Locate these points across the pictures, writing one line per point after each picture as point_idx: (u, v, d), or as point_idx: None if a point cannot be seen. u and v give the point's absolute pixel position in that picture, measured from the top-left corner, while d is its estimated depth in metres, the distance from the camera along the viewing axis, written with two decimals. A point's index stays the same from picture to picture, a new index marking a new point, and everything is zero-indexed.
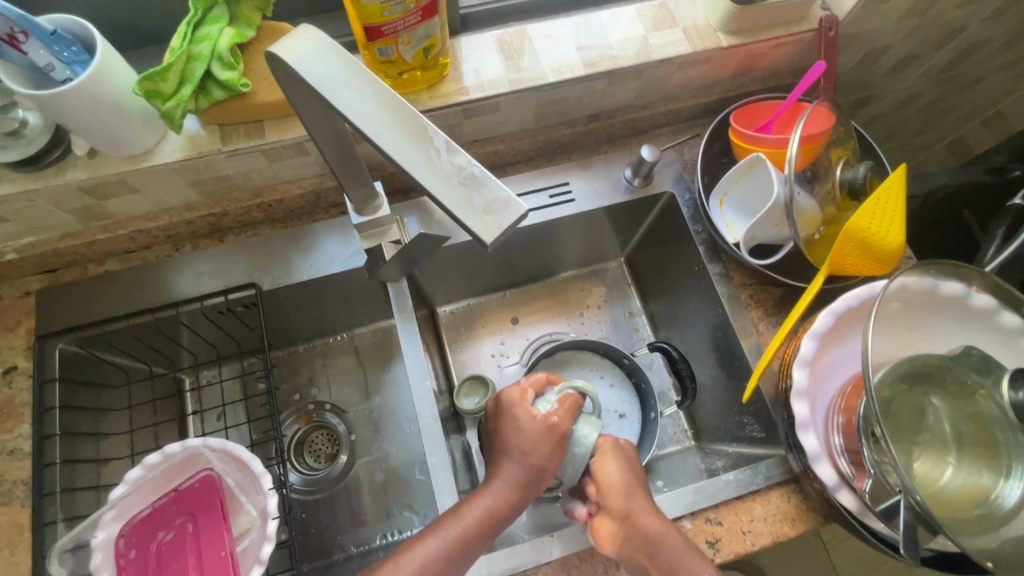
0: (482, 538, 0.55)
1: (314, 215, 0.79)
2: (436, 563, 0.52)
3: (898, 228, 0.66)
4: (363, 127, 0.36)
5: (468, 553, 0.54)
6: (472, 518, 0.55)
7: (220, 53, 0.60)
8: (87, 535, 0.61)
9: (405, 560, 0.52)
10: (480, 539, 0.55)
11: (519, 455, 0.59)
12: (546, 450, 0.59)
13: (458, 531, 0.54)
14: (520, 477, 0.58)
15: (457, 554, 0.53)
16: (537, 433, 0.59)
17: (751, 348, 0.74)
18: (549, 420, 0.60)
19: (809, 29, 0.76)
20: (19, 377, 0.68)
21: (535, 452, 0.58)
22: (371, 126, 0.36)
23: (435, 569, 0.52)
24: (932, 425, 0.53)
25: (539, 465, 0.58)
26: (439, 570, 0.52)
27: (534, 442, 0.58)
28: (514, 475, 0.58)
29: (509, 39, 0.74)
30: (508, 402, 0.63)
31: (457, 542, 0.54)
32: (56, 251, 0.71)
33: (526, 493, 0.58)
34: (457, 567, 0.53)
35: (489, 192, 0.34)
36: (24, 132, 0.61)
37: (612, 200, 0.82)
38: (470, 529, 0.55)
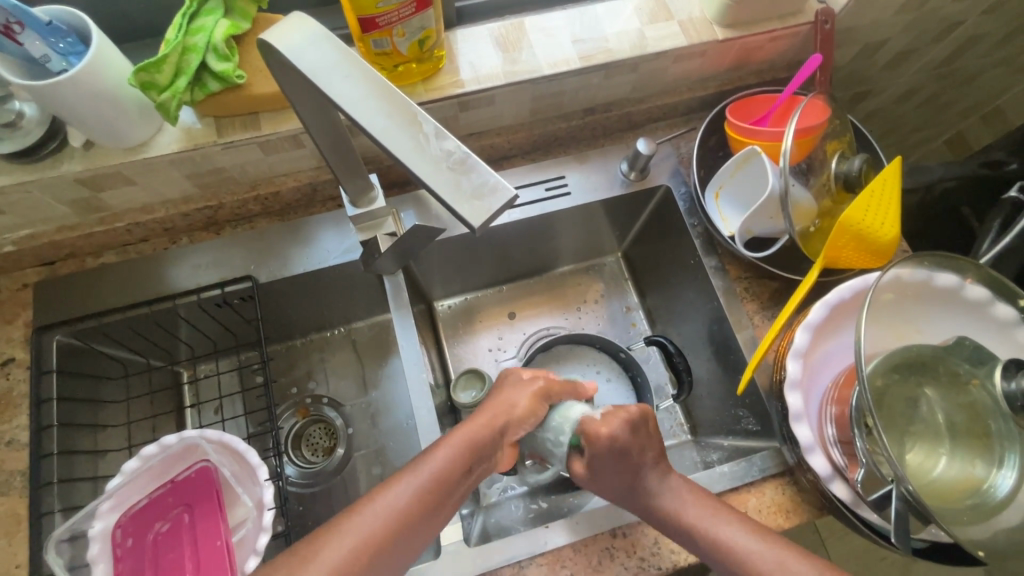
0: (456, 479, 0.53)
1: (311, 208, 0.79)
2: (412, 500, 0.51)
3: (893, 221, 0.66)
4: (354, 114, 0.36)
5: (443, 492, 0.52)
6: (445, 456, 0.54)
7: (214, 44, 0.60)
8: (84, 525, 0.61)
9: (378, 503, 0.50)
10: (456, 481, 0.53)
11: (495, 406, 0.60)
12: (529, 416, 0.60)
13: (433, 470, 0.52)
14: (489, 420, 0.58)
15: (432, 491, 0.51)
16: (520, 404, 0.60)
17: (746, 341, 0.74)
18: (526, 387, 0.62)
19: (805, 22, 0.76)
20: (16, 369, 0.69)
21: (520, 416, 0.60)
22: (362, 112, 0.36)
23: (413, 505, 0.50)
24: (925, 416, 0.53)
25: (514, 424, 0.60)
26: (416, 510, 0.50)
27: (516, 408, 0.60)
28: (483, 422, 0.58)
29: (505, 32, 0.74)
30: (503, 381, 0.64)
31: (433, 481, 0.52)
32: (54, 244, 0.71)
33: (497, 439, 0.58)
34: (434, 505, 0.52)
35: (477, 177, 0.34)
36: (20, 124, 0.61)
37: (608, 194, 0.82)
38: (445, 468, 0.53)
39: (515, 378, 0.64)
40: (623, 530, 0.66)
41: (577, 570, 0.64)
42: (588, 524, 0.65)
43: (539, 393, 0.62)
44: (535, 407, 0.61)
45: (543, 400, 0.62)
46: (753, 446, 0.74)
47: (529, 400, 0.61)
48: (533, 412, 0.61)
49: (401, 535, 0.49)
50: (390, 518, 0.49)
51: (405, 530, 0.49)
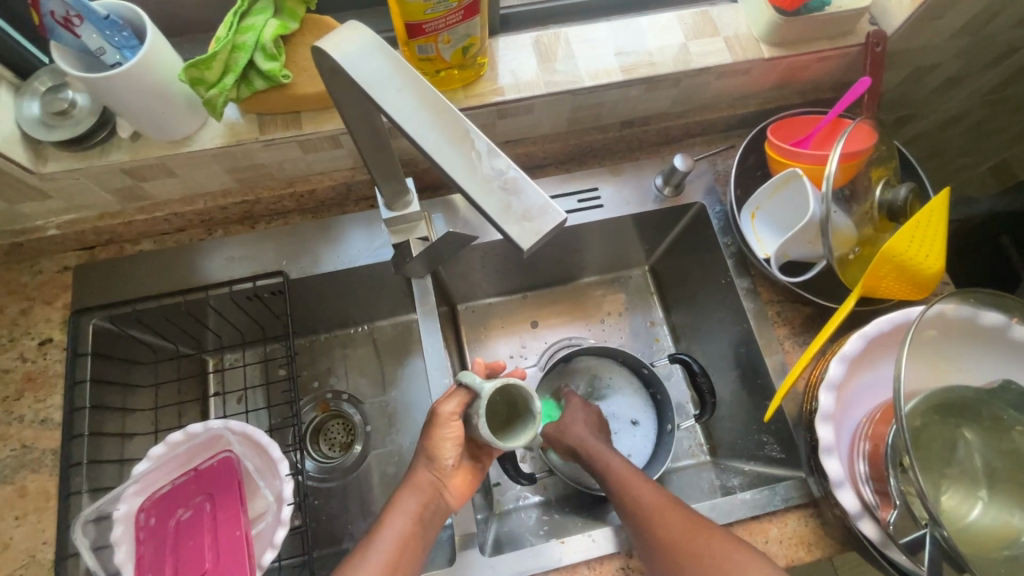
0: (415, 539, 0.59)
1: (344, 207, 0.80)
2: (383, 565, 0.56)
3: (938, 254, 0.64)
4: (406, 126, 0.36)
5: (409, 552, 0.58)
6: (399, 522, 0.59)
7: (263, 43, 0.61)
8: (109, 508, 0.62)
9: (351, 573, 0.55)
10: (417, 541, 0.59)
11: (418, 464, 0.63)
12: (451, 447, 0.62)
13: (391, 536, 0.58)
14: (427, 475, 0.62)
15: (398, 550, 0.57)
16: (446, 452, 0.62)
17: (775, 366, 0.73)
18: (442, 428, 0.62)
19: (855, 43, 0.74)
20: (53, 350, 0.71)
21: (445, 458, 0.62)
22: (414, 125, 0.36)
23: (384, 570, 0.55)
24: (963, 460, 0.51)
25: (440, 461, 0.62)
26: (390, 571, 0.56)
27: (438, 453, 0.62)
28: (424, 475, 0.62)
29: (547, 41, 0.73)
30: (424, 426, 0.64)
31: (396, 545, 0.57)
32: (95, 230, 0.73)
33: (439, 486, 0.62)
34: (409, 560, 0.57)
35: (527, 198, 0.34)
36: (72, 113, 0.63)
37: (641, 208, 0.81)
38: (401, 534, 0.58)
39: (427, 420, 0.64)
40: (639, 551, 0.65)
41: None
42: (605, 542, 0.65)
43: (453, 424, 0.61)
44: (456, 441, 0.62)
45: (456, 420, 0.61)
46: (776, 473, 0.73)
47: (445, 441, 0.62)
48: (444, 454, 0.62)
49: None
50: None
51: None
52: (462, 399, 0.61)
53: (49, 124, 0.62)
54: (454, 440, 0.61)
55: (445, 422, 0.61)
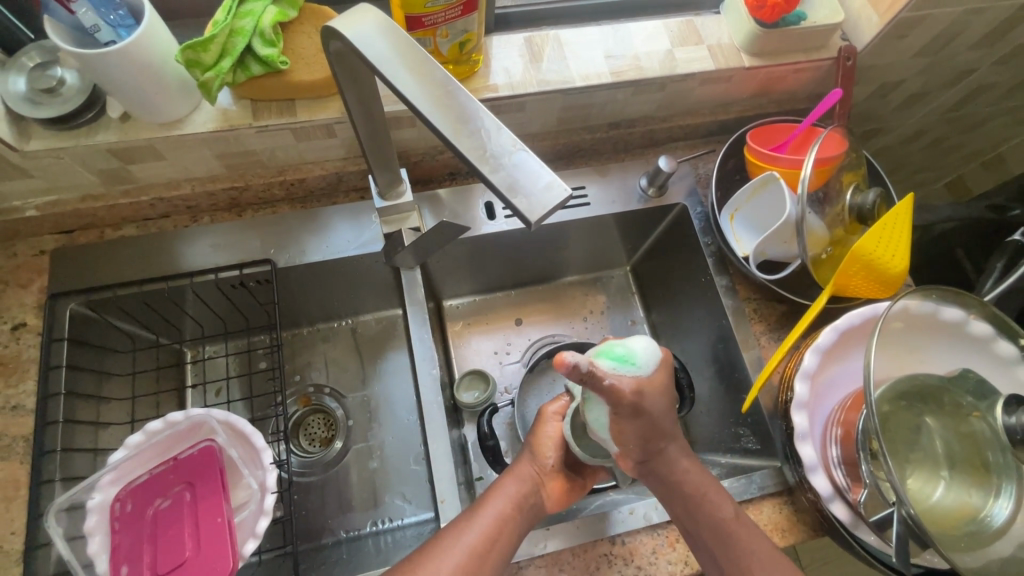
0: (508, 526, 0.58)
1: (334, 198, 0.80)
2: (477, 541, 0.55)
3: (903, 254, 0.68)
4: (421, 109, 0.38)
5: (502, 535, 0.57)
6: (498, 503, 0.59)
7: (262, 29, 0.62)
8: (84, 496, 0.61)
9: (447, 546, 0.54)
10: (512, 527, 0.58)
11: (524, 457, 0.65)
12: (553, 446, 0.65)
13: (489, 515, 0.57)
14: (531, 466, 0.64)
15: (492, 535, 0.56)
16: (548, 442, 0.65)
17: (752, 361, 0.76)
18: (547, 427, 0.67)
19: (828, 57, 0.79)
20: (26, 334, 0.68)
21: (547, 455, 0.64)
22: (429, 109, 0.38)
23: (483, 540, 0.55)
24: (926, 445, 0.55)
25: (544, 454, 0.65)
26: (484, 547, 0.55)
27: (545, 446, 0.65)
28: (527, 467, 0.64)
29: (539, 42, 0.76)
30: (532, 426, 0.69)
31: (492, 526, 0.57)
32: (76, 213, 0.71)
33: (541, 478, 0.63)
34: (497, 549, 0.56)
35: (532, 174, 0.36)
36: (60, 91, 0.62)
37: (626, 208, 0.84)
38: (498, 514, 0.58)
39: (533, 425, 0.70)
40: (621, 537, 0.66)
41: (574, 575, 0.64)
42: (588, 529, 0.66)
43: (554, 425, 0.67)
44: (556, 435, 0.66)
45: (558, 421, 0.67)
46: (751, 464, 0.75)
47: (547, 441, 0.66)
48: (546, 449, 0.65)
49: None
50: (463, 559, 0.53)
51: (476, 564, 0.54)
52: (564, 402, 0.69)
53: (34, 101, 0.61)
54: (556, 439, 0.66)
55: (548, 420, 0.67)
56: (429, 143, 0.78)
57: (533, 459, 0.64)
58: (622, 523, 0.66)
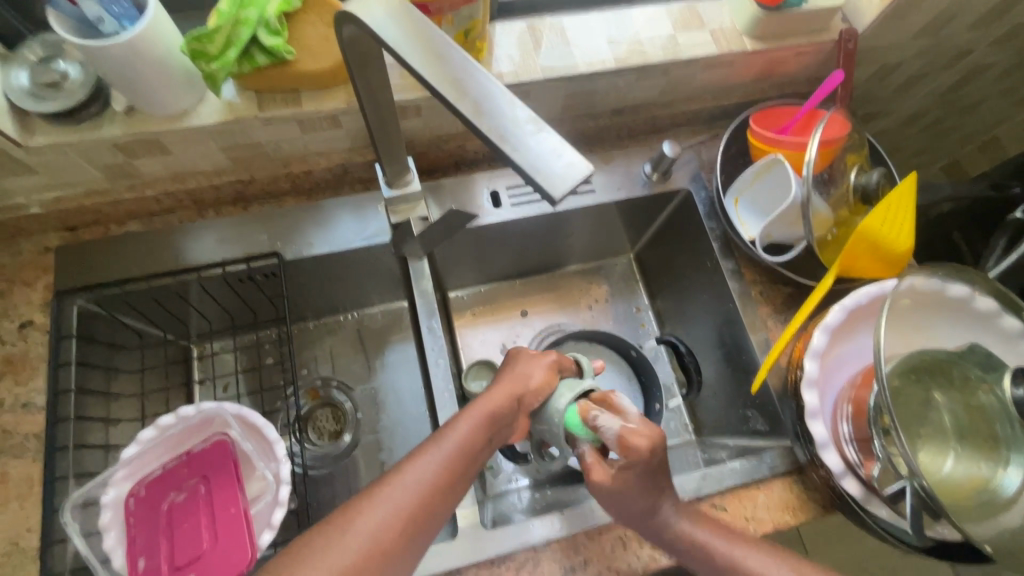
0: (473, 455, 0.54)
1: (339, 189, 0.79)
2: (440, 468, 0.51)
3: (907, 233, 0.68)
4: (440, 92, 0.38)
5: (466, 464, 0.53)
6: (468, 427, 0.55)
7: (267, 19, 0.61)
8: (98, 492, 0.61)
9: (405, 474, 0.50)
10: (479, 452, 0.55)
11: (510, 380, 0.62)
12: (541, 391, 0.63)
13: (454, 443, 0.53)
14: (508, 392, 0.60)
15: (458, 460, 0.53)
16: (536, 374, 0.63)
17: (759, 343, 0.76)
18: (538, 363, 0.65)
19: (829, 40, 0.79)
20: (35, 332, 0.68)
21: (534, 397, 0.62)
22: (449, 91, 0.38)
23: (443, 471, 0.51)
24: (935, 419, 0.56)
25: (529, 393, 0.62)
26: (442, 476, 0.51)
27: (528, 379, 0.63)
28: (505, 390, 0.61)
29: (541, 29, 0.76)
30: (516, 357, 0.66)
31: (456, 454, 0.53)
32: (80, 209, 0.70)
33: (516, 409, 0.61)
34: (459, 475, 0.52)
35: (556, 154, 0.36)
36: (64, 85, 0.61)
37: (630, 194, 0.84)
38: (463, 443, 0.54)
39: (522, 356, 0.66)
40: None
41: (590, 557, 0.65)
42: (604, 512, 0.67)
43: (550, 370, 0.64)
44: (548, 379, 0.64)
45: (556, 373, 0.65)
46: (760, 445, 0.76)
47: (542, 372, 0.64)
48: (544, 382, 0.63)
49: (427, 509, 0.49)
50: (420, 488, 0.49)
51: (432, 497, 0.50)
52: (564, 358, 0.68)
53: (38, 95, 0.61)
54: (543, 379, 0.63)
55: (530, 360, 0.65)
56: (433, 134, 0.78)
57: (522, 388, 0.61)
58: None
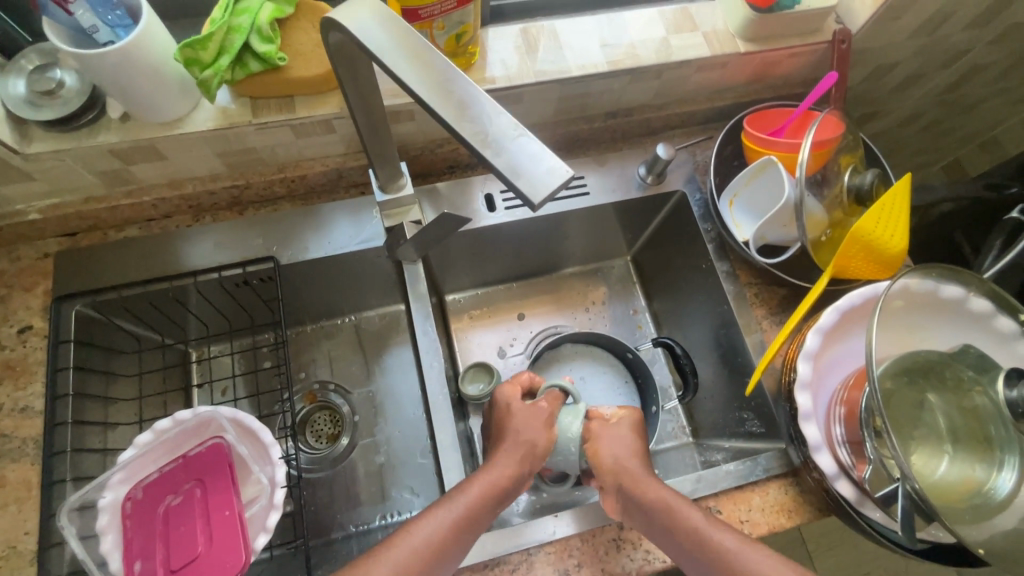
0: (483, 517, 0.56)
1: (334, 194, 0.80)
2: (445, 531, 0.53)
3: (901, 234, 0.68)
4: (425, 99, 0.39)
5: (473, 526, 0.55)
6: (476, 490, 0.56)
7: (259, 26, 0.62)
8: (94, 496, 0.61)
9: (410, 535, 0.53)
10: (485, 515, 0.56)
11: (519, 444, 0.61)
12: (540, 454, 0.62)
13: (462, 506, 0.55)
14: (520, 458, 0.60)
15: (463, 526, 0.54)
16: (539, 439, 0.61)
17: (754, 345, 0.76)
18: (537, 417, 0.64)
19: (823, 40, 0.79)
20: (33, 337, 0.69)
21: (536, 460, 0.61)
22: (433, 98, 0.39)
23: (446, 534, 0.53)
24: (928, 421, 0.55)
25: (539, 457, 0.61)
26: (452, 539, 0.53)
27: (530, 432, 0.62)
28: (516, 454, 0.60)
29: (534, 34, 0.76)
30: (508, 406, 0.65)
31: (462, 518, 0.55)
32: (78, 215, 0.71)
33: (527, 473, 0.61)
34: (463, 537, 0.54)
35: (537, 160, 0.36)
36: (60, 93, 0.62)
37: (625, 196, 0.84)
38: (473, 507, 0.56)
39: (515, 405, 0.65)
40: (630, 522, 0.67)
41: (584, 560, 0.65)
42: (598, 514, 0.67)
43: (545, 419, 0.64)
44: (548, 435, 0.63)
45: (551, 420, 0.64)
46: (756, 447, 0.76)
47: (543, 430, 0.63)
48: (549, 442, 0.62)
49: (428, 571, 0.52)
50: (424, 551, 0.52)
51: (440, 559, 0.52)
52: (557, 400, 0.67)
53: (36, 103, 0.61)
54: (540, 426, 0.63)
55: (517, 408, 0.65)
56: (428, 137, 0.78)
57: (531, 454, 0.61)
58: None
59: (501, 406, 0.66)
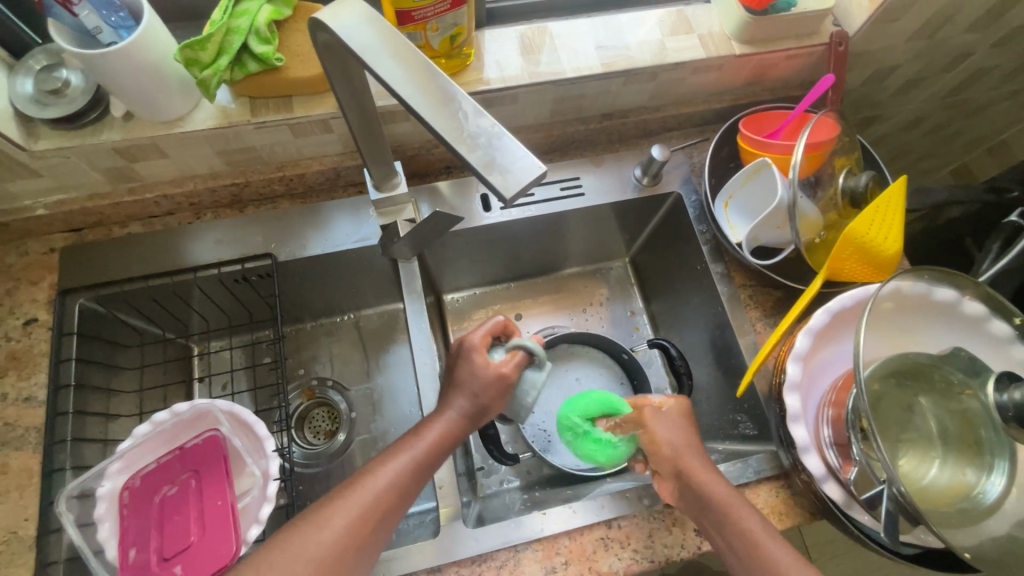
0: (433, 462, 0.57)
1: (333, 192, 0.81)
2: (401, 471, 0.55)
3: (895, 237, 0.68)
4: (408, 98, 0.40)
5: (426, 470, 0.57)
6: (433, 437, 0.58)
7: (257, 27, 0.64)
8: (93, 484, 0.63)
9: (371, 481, 0.53)
10: (436, 457, 0.58)
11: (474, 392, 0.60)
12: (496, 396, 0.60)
13: (418, 450, 0.57)
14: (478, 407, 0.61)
15: (416, 468, 0.56)
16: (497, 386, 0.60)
17: (747, 347, 0.76)
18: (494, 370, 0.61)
19: (820, 43, 0.79)
20: (38, 329, 0.71)
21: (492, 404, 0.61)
22: (416, 97, 0.40)
23: (404, 476, 0.55)
24: (917, 424, 0.55)
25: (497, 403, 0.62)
26: (404, 483, 0.55)
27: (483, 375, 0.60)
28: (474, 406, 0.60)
29: (530, 35, 0.77)
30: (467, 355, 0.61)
31: (417, 461, 0.56)
32: (83, 211, 0.73)
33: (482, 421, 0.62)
34: (417, 479, 0.56)
35: (510, 154, 0.37)
36: (66, 92, 0.64)
37: (621, 197, 0.85)
38: (428, 451, 0.57)
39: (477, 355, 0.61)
40: (619, 522, 0.67)
41: (572, 558, 0.65)
42: (587, 512, 0.67)
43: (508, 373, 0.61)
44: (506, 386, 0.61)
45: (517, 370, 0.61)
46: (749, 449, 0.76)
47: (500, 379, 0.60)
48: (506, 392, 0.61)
49: (385, 513, 0.53)
50: (381, 493, 0.53)
51: (393, 501, 0.53)
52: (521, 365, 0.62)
53: (42, 102, 0.64)
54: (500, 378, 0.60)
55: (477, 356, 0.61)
56: (425, 138, 0.79)
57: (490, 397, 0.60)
58: (619, 507, 0.67)
59: (466, 354, 0.61)
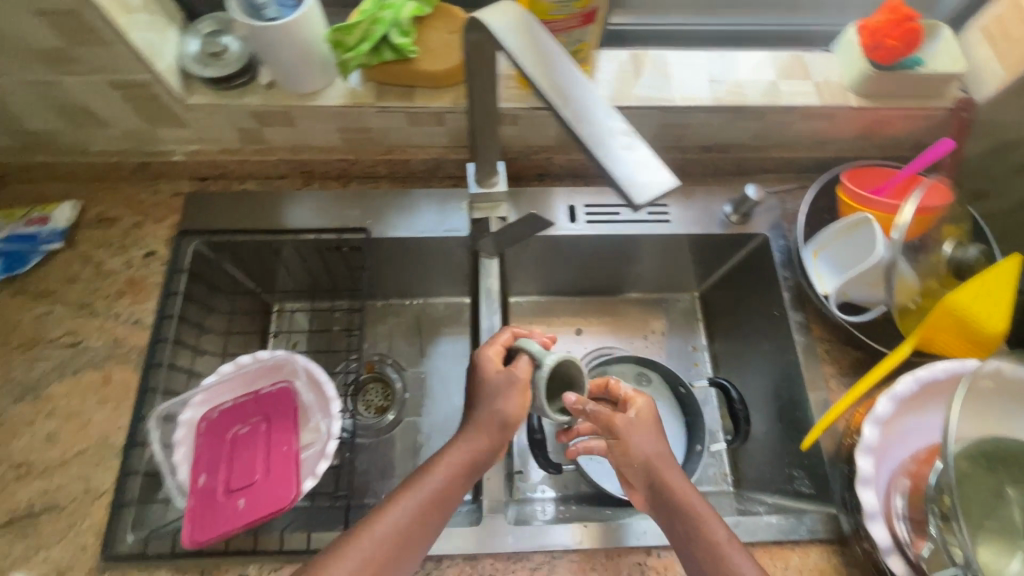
0: (455, 491, 0.58)
1: (429, 182, 0.85)
2: (415, 507, 0.55)
3: (1002, 315, 0.64)
4: (552, 100, 0.42)
5: (445, 503, 0.57)
6: (433, 473, 0.57)
7: (400, 21, 0.69)
8: (177, 410, 0.69)
9: (387, 514, 0.54)
10: (456, 487, 0.58)
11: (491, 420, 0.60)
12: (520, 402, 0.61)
13: (430, 486, 0.57)
14: (475, 436, 0.59)
15: (433, 501, 0.56)
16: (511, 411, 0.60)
17: (817, 402, 0.73)
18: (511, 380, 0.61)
19: (942, 106, 0.77)
20: (154, 261, 0.78)
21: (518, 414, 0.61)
22: (560, 102, 0.42)
23: (420, 509, 0.55)
24: (1004, 510, 0.51)
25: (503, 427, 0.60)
26: (424, 516, 0.55)
27: (506, 418, 0.60)
28: (476, 426, 0.60)
29: (645, 61, 0.79)
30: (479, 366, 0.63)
31: (428, 496, 0.56)
32: (212, 162, 0.81)
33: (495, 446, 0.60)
34: (435, 512, 0.56)
35: (645, 166, 0.39)
36: (223, 56, 0.72)
37: (706, 230, 0.84)
38: (446, 483, 0.57)
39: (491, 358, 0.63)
40: (658, 550, 0.66)
41: None
42: (626, 534, 0.66)
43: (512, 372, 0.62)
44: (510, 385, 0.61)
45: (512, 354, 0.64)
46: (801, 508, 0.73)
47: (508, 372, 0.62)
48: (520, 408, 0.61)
49: (404, 546, 0.53)
50: (396, 528, 0.53)
51: (415, 535, 0.54)
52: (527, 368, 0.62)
53: (204, 62, 0.71)
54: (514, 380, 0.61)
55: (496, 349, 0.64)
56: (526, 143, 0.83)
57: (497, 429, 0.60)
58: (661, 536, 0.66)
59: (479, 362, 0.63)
